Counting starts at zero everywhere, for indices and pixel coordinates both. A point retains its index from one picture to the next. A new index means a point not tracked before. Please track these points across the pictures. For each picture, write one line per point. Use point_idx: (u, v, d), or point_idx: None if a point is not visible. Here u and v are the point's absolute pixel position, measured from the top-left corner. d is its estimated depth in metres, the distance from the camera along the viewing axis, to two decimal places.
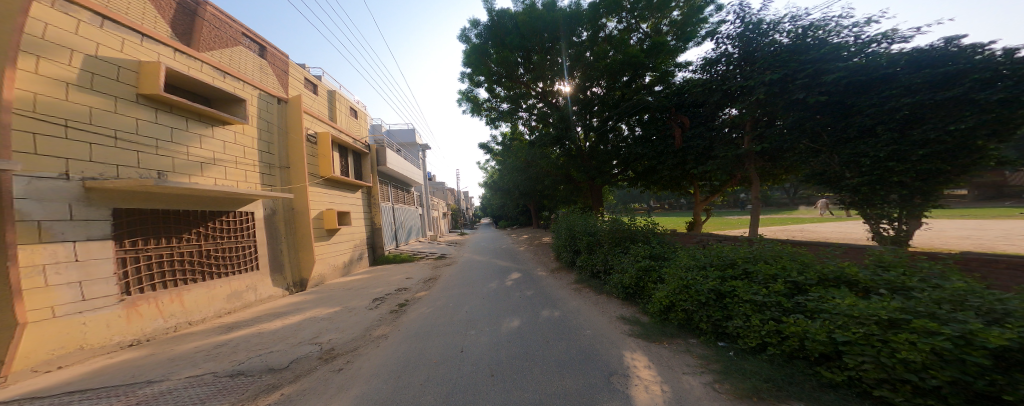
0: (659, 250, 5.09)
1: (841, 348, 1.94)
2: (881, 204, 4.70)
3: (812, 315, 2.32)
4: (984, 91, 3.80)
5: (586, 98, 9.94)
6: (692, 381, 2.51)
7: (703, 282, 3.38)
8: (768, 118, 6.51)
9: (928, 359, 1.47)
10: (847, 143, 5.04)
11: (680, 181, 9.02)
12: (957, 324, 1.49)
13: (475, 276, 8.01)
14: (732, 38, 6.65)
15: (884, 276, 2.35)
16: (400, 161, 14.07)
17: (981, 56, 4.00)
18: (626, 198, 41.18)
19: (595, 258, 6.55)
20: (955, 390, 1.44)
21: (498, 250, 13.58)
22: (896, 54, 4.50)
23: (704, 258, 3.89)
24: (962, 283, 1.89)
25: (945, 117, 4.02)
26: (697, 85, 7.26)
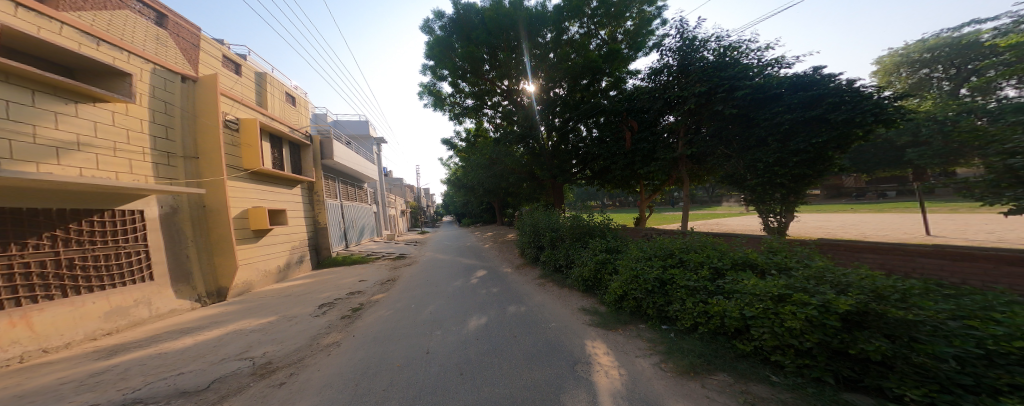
0: (613, 244, 5.49)
1: (748, 322, 2.31)
2: (770, 201, 6.23)
3: (729, 295, 2.72)
4: (833, 112, 5.31)
5: (550, 98, 10.17)
6: (643, 363, 2.78)
7: (650, 271, 3.74)
8: (696, 126, 7.43)
9: (803, 326, 1.83)
10: (749, 149, 6.39)
11: (629, 180, 9.76)
12: (819, 295, 1.88)
13: (439, 275, 7.81)
14: (673, 51, 7.36)
15: (774, 259, 2.88)
16: (350, 155, 13.08)
17: (833, 85, 5.55)
18: (584, 196, 43.70)
19: (558, 254, 6.84)
20: (821, 350, 1.83)
21: (463, 248, 13.45)
22: (783, 77, 5.91)
23: (649, 249, 4.28)
24: (821, 263, 2.38)
25: (808, 133, 5.53)
26: (644, 92, 7.89)
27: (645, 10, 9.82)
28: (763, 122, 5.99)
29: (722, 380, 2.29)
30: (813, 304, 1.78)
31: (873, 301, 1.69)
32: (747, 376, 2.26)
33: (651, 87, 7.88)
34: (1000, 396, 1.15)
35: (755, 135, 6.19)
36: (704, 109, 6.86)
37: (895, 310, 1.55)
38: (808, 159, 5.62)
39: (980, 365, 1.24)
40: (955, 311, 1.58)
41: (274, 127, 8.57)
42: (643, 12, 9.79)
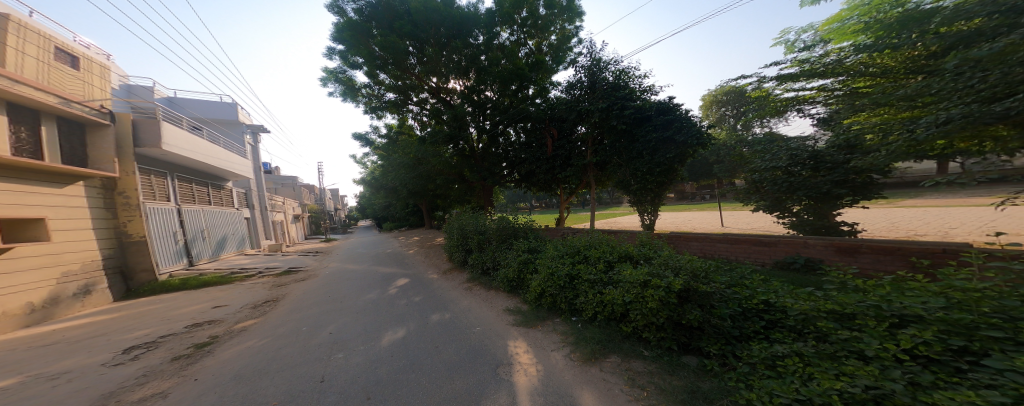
0: (535, 244, 5.81)
1: (628, 306, 2.76)
2: (645, 202, 8.06)
3: (616, 285, 3.17)
4: (686, 134, 6.97)
5: (479, 100, 10.03)
6: (557, 356, 2.99)
7: (565, 268, 4.06)
8: (601, 138, 8.56)
9: (656, 304, 2.45)
10: (633, 159, 7.70)
11: (550, 183, 10.51)
12: (666, 279, 2.55)
13: (347, 289, 6.79)
14: (584, 68, 8.35)
15: (645, 251, 3.56)
16: (192, 142, 9.81)
17: (680, 112, 7.31)
18: (512, 198, 45.52)
19: (484, 257, 6.84)
20: (669, 321, 2.51)
21: (380, 255, 12.09)
22: (655, 102, 7.41)
23: (562, 248, 4.67)
24: (668, 253, 3.08)
25: (669, 149, 7.15)
26: (562, 103, 8.59)
27: (567, 28, 10.60)
28: (641, 139, 7.43)
29: (614, 362, 2.64)
30: (661, 286, 2.45)
31: (691, 280, 2.49)
32: (629, 355, 2.70)
33: (567, 98, 8.74)
34: (751, 338, 2.28)
35: (635, 149, 7.55)
36: (604, 122, 7.90)
37: (701, 285, 2.42)
38: (664, 170, 7.43)
39: (741, 320, 2.41)
40: (733, 281, 2.82)
41: (26, 94, 5.46)
42: (565, 29, 10.58)
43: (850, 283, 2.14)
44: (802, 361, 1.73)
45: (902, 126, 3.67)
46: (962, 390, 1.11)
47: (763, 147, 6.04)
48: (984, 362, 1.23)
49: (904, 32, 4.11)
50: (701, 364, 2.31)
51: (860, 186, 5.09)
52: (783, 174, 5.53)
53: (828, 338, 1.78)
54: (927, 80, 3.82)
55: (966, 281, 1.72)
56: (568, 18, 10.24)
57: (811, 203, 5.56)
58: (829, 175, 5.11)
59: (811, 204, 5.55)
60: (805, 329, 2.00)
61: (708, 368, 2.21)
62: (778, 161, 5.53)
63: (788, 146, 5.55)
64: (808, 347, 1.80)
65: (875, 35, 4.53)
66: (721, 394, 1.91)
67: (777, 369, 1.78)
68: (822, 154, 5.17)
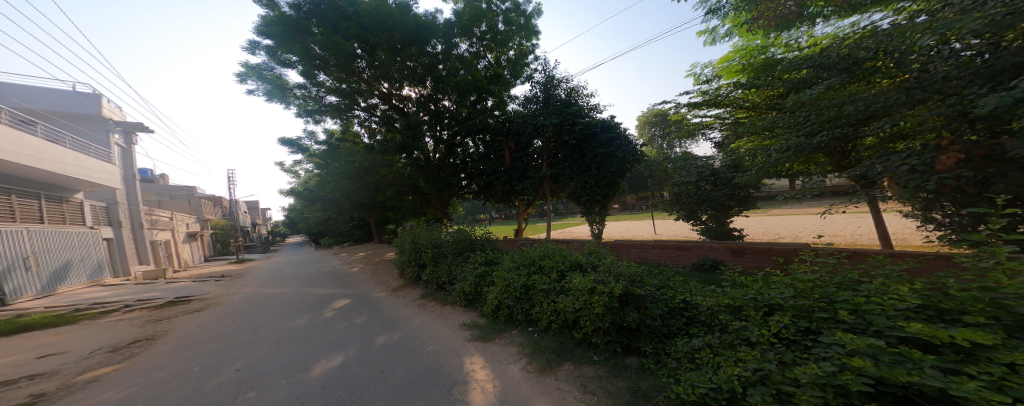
0: (492, 256, 5.73)
1: (579, 313, 2.89)
2: (593, 213, 8.59)
3: (566, 292, 3.29)
4: (623, 150, 7.78)
5: (436, 109, 9.80)
6: (514, 369, 2.94)
7: (520, 279, 4.06)
8: (556, 151, 8.94)
9: (600, 309, 2.61)
10: (585, 172, 8.25)
11: (508, 195, 10.63)
12: (609, 285, 2.75)
13: (272, 316, 5.86)
14: (539, 84, 8.79)
15: (591, 258, 3.78)
16: (13, 143, 7.58)
17: (618, 129, 8.14)
18: (472, 210, 44.84)
19: (438, 271, 6.55)
20: (612, 325, 2.69)
21: (315, 275, 10.72)
22: (602, 120, 8.09)
23: (518, 259, 4.68)
24: (611, 259, 3.31)
25: (613, 162, 7.83)
26: (519, 116, 8.90)
27: (524, 44, 10.87)
28: (590, 154, 8.03)
29: (567, 370, 2.69)
30: (605, 292, 2.63)
31: (630, 285, 2.72)
32: (581, 360, 2.79)
33: (524, 112, 9.06)
34: (675, 334, 2.55)
35: (585, 162, 8.16)
36: (559, 135, 8.32)
37: (637, 289, 2.66)
38: (608, 182, 8.10)
39: (667, 318, 2.68)
40: (663, 284, 3.13)
41: None
42: (524, 45, 10.83)
43: (739, 280, 2.58)
44: (712, 352, 2.00)
45: (762, 152, 5.12)
46: (809, 364, 1.44)
47: (681, 164, 7.31)
48: (818, 337, 1.63)
49: (764, 76, 5.24)
50: (641, 364, 2.51)
51: (744, 199, 6.56)
52: (694, 188, 6.85)
53: (726, 328, 2.11)
54: (777, 114, 5.33)
55: (808, 274, 2.18)
56: (526, 35, 10.59)
57: (715, 213, 6.84)
58: (723, 189, 6.52)
59: (714, 214, 6.83)
60: (710, 322, 2.31)
61: (647, 366, 2.41)
62: (690, 178, 6.88)
63: (697, 164, 6.93)
64: (716, 337, 2.09)
65: (749, 77, 5.80)
66: (656, 390, 2.11)
67: (696, 361, 2.04)
68: (718, 172, 6.60)
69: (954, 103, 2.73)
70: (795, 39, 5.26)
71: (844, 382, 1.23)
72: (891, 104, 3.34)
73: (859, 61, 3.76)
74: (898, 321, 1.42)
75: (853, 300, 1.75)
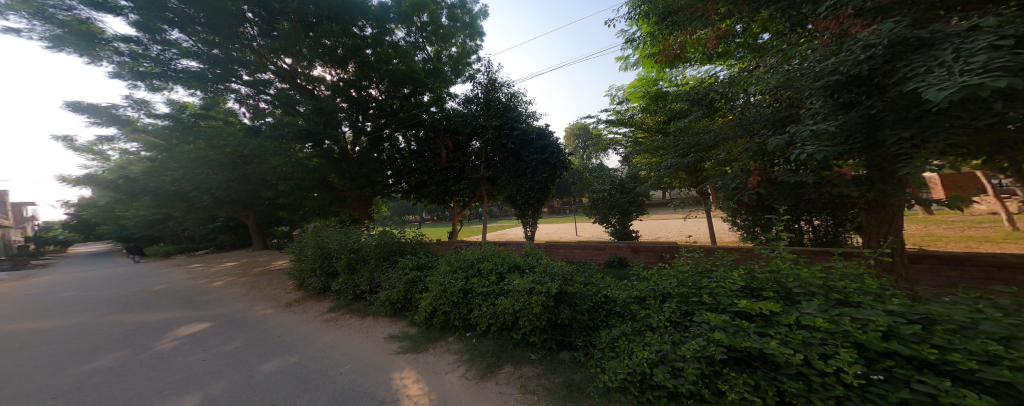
0: (425, 260, 5.26)
1: (518, 314, 2.93)
2: (526, 216, 8.97)
3: (505, 294, 3.29)
4: (556, 159, 8.31)
5: (359, 97, 8.75)
6: (453, 377, 2.78)
7: (454, 284, 3.84)
8: (494, 154, 9.01)
9: (537, 308, 2.73)
10: (521, 176, 8.55)
11: (441, 195, 10.12)
12: (543, 284, 2.90)
13: (73, 354, 4.06)
14: (481, 85, 8.76)
15: (529, 260, 3.88)
16: None
17: (552, 137, 8.69)
18: (398, 210, 41.28)
19: (356, 278, 5.78)
20: (548, 322, 2.83)
21: (140, 296, 7.78)
22: (539, 128, 8.52)
23: (455, 261, 4.38)
24: (547, 261, 3.46)
25: (548, 169, 8.35)
26: (459, 115, 8.68)
27: (467, 43, 10.68)
28: (526, 159, 8.35)
29: (507, 372, 2.70)
30: (543, 292, 2.74)
31: (563, 284, 2.91)
32: (520, 361, 2.83)
33: (464, 112, 8.94)
34: (597, 325, 2.83)
35: (521, 166, 8.44)
36: (499, 139, 8.45)
37: (570, 287, 2.87)
38: (541, 187, 8.55)
39: (592, 312, 2.93)
40: (589, 280, 3.40)
41: None
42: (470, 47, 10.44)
43: (644, 273, 2.96)
44: (627, 339, 2.27)
45: (655, 167, 6.21)
46: (696, 341, 1.77)
47: (598, 174, 8.56)
48: (692, 316, 2.02)
49: (656, 104, 6.52)
50: (573, 358, 2.70)
51: (642, 205, 7.97)
52: (609, 195, 7.91)
53: (636, 317, 2.40)
54: (660, 137, 6.70)
55: (683, 263, 2.68)
56: (470, 34, 10.41)
57: (622, 218, 7.96)
58: (626, 196, 7.76)
59: (622, 218, 7.96)
60: (622, 311, 2.64)
61: (578, 359, 2.61)
62: (605, 186, 7.99)
63: (610, 175, 8.22)
64: (630, 326, 2.37)
65: (645, 103, 6.99)
66: (587, 381, 2.29)
67: (615, 349, 2.29)
68: (625, 183, 7.90)
69: (756, 142, 3.82)
70: (675, 76, 6.76)
71: (710, 353, 1.64)
72: (725, 137, 4.43)
73: (712, 102, 4.98)
74: (733, 300, 1.89)
75: (706, 284, 2.18)
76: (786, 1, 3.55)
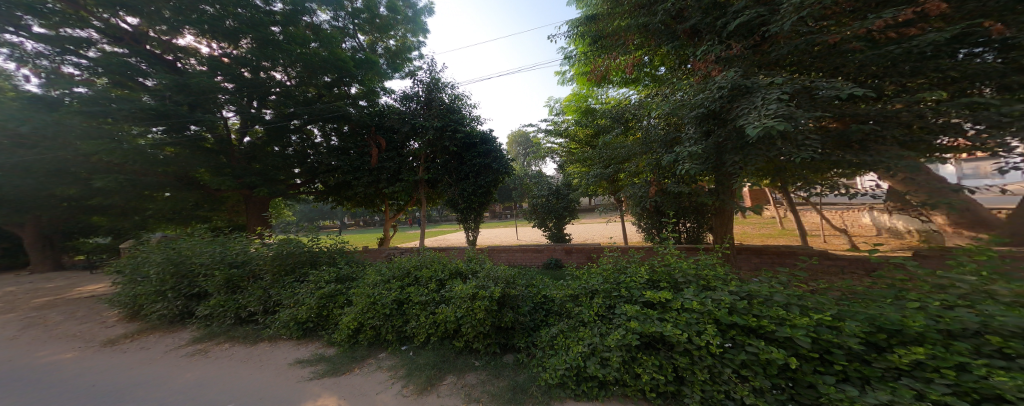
0: (349, 271, 4.27)
1: (460, 322, 2.83)
2: (469, 221, 8.85)
3: (447, 302, 3.14)
4: (500, 164, 8.41)
5: (256, 80, 7.10)
6: (387, 397, 2.46)
7: (386, 295, 3.47)
8: (434, 156, 8.70)
9: (480, 313, 2.73)
10: (463, 180, 8.43)
11: (372, 198, 9.13)
12: (484, 289, 2.90)
13: None
14: (422, 83, 8.37)
15: (471, 265, 3.77)
16: None
17: (496, 143, 8.80)
18: (313, 214, 35.26)
19: (241, 298, 4.10)
20: (490, 327, 2.83)
21: None
22: (484, 133, 8.52)
23: (387, 271, 3.93)
24: (491, 265, 3.44)
25: (492, 174, 8.40)
26: (396, 112, 8.23)
27: (408, 38, 10.12)
28: (469, 163, 8.27)
29: (450, 383, 2.58)
30: (487, 297, 2.74)
31: (506, 288, 2.94)
32: (463, 370, 2.74)
33: (401, 110, 8.45)
34: (538, 325, 2.95)
35: (464, 170, 8.32)
36: (440, 141, 8.14)
37: (512, 290, 2.95)
38: (485, 192, 8.55)
39: (535, 314, 3.03)
40: (530, 283, 3.49)
41: None
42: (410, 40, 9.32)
43: (578, 272, 3.19)
44: (564, 337, 2.42)
45: (584, 175, 6.77)
46: (620, 330, 2.00)
47: (537, 180, 9.02)
48: (615, 309, 2.27)
49: (586, 120, 7.23)
50: (516, 360, 2.74)
51: (575, 211, 8.64)
52: (547, 201, 8.42)
53: (571, 314, 2.57)
54: (588, 149, 7.43)
55: (609, 261, 2.98)
56: (411, 29, 9.92)
57: (559, 222, 8.52)
58: (562, 202, 8.38)
59: (558, 222, 8.51)
60: (560, 311, 2.78)
61: (521, 360, 2.68)
62: (544, 192, 8.49)
63: (548, 183, 8.74)
64: (568, 325, 2.50)
65: (577, 117, 7.70)
66: (531, 382, 2.34)
67: (554, 346, 2.41)
68: (560, 190, 8.51)
69: (654, 158, 4.55)
70: (604, 96, 7.60)
71: (629, 340, 1.87)
72: (632, 154, 4.99)
73: (625, 122, 5.74)
74: (642, 291, 2.21)
75: (624, 279, 2.46)
76: (678, 42, 4.42)
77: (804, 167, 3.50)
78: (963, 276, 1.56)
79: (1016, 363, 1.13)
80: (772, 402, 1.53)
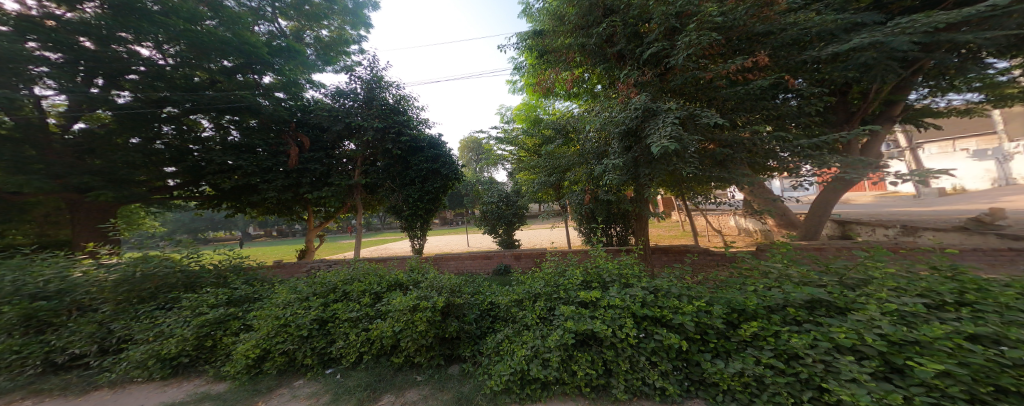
0: (245, 291, 3.55)
1: (399, 337, 2.62)
2: (415, 228, 8.38)
3: (383, 316, 2.86)
4: (449, 169, 8.12)
5: (108, 53, 4.78)
6: None
7: (304, 314, 2.96)
8: (372, 159, 8.06)
9: (423, 325, 2.56)
10: (407, 185, 7.94)
11: (289, 205, 7.82)
12: (427, 299, 2.75)
13: None
14: (361, 80, 7.69)
15: (413, 275, 3.51)
16: None
17: (445, 147, 8.56)
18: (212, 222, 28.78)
19: (56, 340, 2.95)
20: (434, 338, 2.68)
21: None
22: (432, 137, 8.23)
23: (306, 288, 3.37)
24: (435, 274, 3.28)
25: (439, 179, 8.05)
26: (325, 108, 7.35)
27: (346, 30, 9.22)
28: (414, 167, 7.81)
29: (387, 403, 2.34)
30: (429, 307, 2.59)
31: (450, 297, 2.83)
32: (403, 387, 2.52)
33: (332, 106, 7.60)
34: (484, 332, 2.91)
35: (408, 175, 7.84)
36: (380, 143, 7.58)
37: (457, 298, 2.85)
38: (432, 198, 8.17)
39: (481, 321, 2.99)
40: (477, 290, 3.42)
41: None
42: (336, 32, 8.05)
43: (524, 277, 3.25)
44: (508, 341, 2.43)
45: (531, 183, 7.02)
46: (560, 331, 2.09)
47: (488, 187, 9.03)
48: (555, 310, 2.36)
49: (533, 129, 7.56)
50: (462, 370, 2.64)
51: (524, 217, 8.83)
52: (497, 207, 8.53)
53: (515, 318, 2.60)
54: (534, 157, 7.73)
55: (551, 265, 3.11)
56: (349, 21, 9.06)
57: (509, 228, 8.66)
58: (511, 208, 8.57)
59: (508, 228, 8.64)
60: (506, 315, 2.79)
61: (466, 369, 2.60)
62: (494, 199, 8.60)
63: (499, 189, 8.81)
64: (513, 330, 2.50)
65: (527, 125, 8.00)
66: (476, 391, 2.28)
67: (499, 352, 2.40)
68: (510, 196, 8.71)
69: (586, 168, 4.99)
70: (550, 108, 8.04)
71: (567, 339, 1.98)
72: (570, 164, 5.36)
73: (566, 133, 6.15)
74: (577, 292, 2.35)
75: (563, 282, 2.58)
76: (608, 63, 4.95)
77: (691, 180, 4.25)
78: (775, 263, 2.20)
79: (803, 325, 1.68)
80: (674, 382, 1.82)
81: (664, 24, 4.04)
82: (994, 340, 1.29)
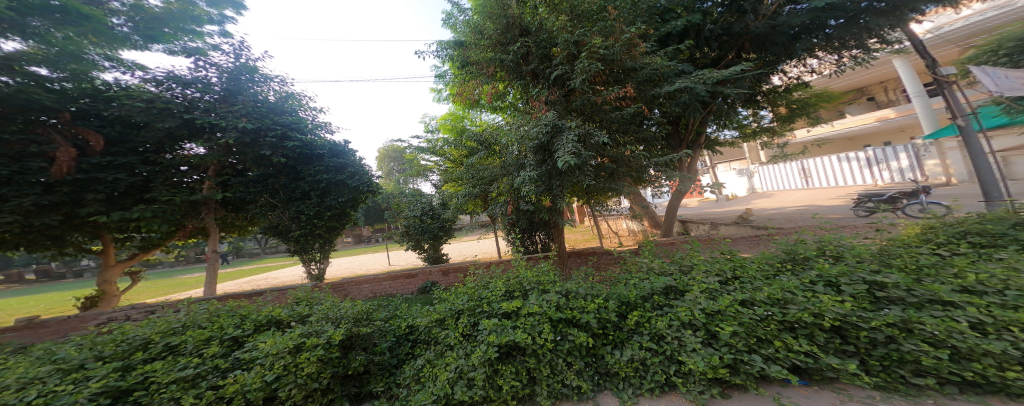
0: None
1: (276, 387, 1.89)
2: (310, 250, 7.11)
3: (249, 366, 2.06)
4: (356, 180, 7.16)
5: None
6: None
7: (71, 390, 1.70)
8: (238, 167, 6.37)
9: (314, 368, 2.02)
10: (294, 201, 6.71)
11: (60, 238, 4.92)
12: (322, 334, 2.27)
13: None
14: (220, 67, 5.80)
15: (297, 310, 2.86)
16: None
17: (354, 156, 7.62)
18: None
19: None
20: (335, 379, 2.24)
21: None
22: (333, 142, 7.20)
23: (84, 351, 2.21)
24: (331, 303, 2.80)
25: (342, 192, 7.04)
26: (143, 94, 4.95)
27: None
28: (307, 178, 6.66)
29: None
30: (321, 344, 2.11)
31: (354, 327, 2.46)
32: None
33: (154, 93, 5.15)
34: (402, 359, 2.64)
35: (299, 188, 6.63)
36: (247, 148, 5.91)
37: (362, 327, 2.49)
38: (336, 214, 7.10)
39: (396, 347, 2.71)
40: (391, 315, 3.08)
41: None
42: None
43: (446, 294, 3.06)
44: (430, 366, 2.22)
45: (456, 194, 6.77)
46: (483, 346, 2.03)
47: (411, 199, 8.43)
48: (479, 325, 2.31)
49: (455, 139, 7.47)
50: None
51: (449, 229, 8.45)
52: (419, 221, 8.06)
53: (438, 339, 2.41)
54: (456, 168, 7.59)
55: (468, 280, 2.95)
56: None
57: (435, 241, 8.25)
58: (437, 222, 8.17)
59: (434, 242, 8.21)
60: (424, 337, 2.59)
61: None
62: (417, 212, 8.08)
63: (423, 201, 8.30)
64: (434, 354, 2.31)
65: (454, 136, 7.79)
66: None
67: (420, 380, 2.18)
68: (435, 209, 8.29)
69: (507, 180, 5.17)
70: (478, 118, 7.88)
71: (490, 353, 1.95)
72: (491, 177, 5.49)
73: (487, 145, 6.23)
74: (500, 304, 2.35)
75: (485, 295, 2.54)
76: (524, 80, 5.30)
77: (592, 190, 4.91)
78: (645, 258, 2.70)
79: (665, 308, 2.08)
80: (587, 378, 2.00)
81: (567, 49, 4.66)
82: (751, 303, 1.90)
